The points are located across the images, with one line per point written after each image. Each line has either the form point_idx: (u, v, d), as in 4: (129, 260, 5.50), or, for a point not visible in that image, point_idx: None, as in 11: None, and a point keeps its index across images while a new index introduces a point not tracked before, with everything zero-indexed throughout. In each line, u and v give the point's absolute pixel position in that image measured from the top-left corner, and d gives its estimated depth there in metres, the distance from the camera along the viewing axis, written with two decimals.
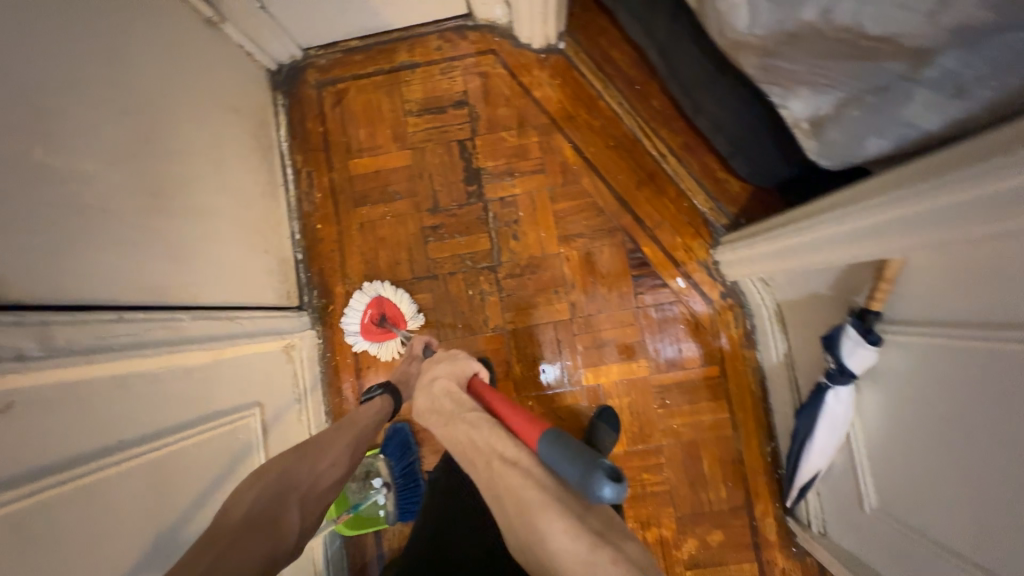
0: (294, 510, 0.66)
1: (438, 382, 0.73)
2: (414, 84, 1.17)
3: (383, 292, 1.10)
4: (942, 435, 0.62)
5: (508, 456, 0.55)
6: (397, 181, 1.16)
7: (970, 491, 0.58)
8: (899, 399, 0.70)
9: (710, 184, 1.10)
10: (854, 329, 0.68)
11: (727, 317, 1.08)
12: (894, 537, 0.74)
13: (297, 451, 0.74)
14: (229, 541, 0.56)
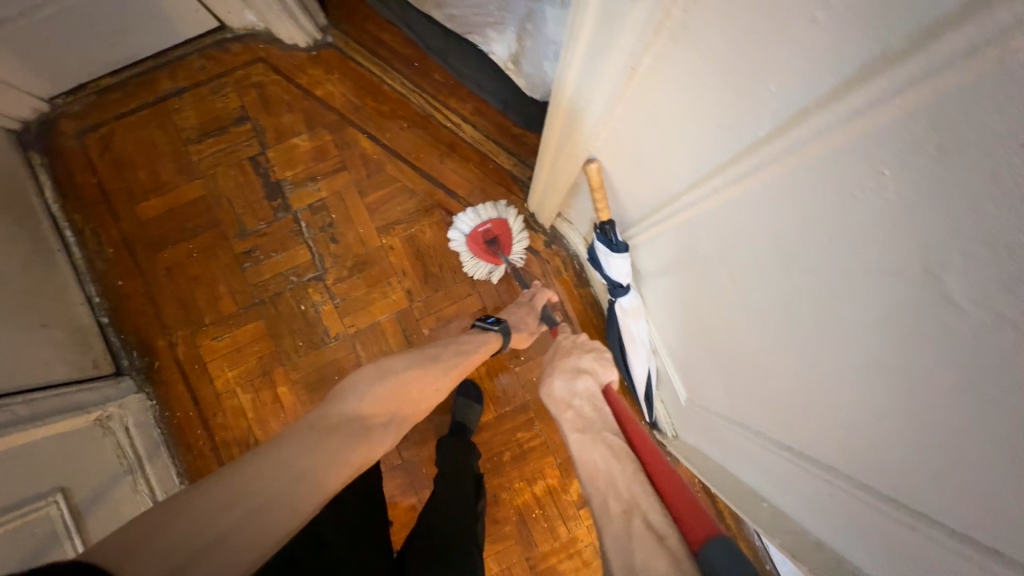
0: (391, 425, 0.67)
1: (577, 384, 0.81)
2: (186, 109, 1.10)
3: (507, 215, 1.05)
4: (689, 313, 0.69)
5: (658, 524, 0.53)
6: (195, 215, 1.09)
7: (740, 360, 0.58)
8: (661, 293, 0.77)
9: (508, 142, 1.12)
10: (601, 242, 0.72)
11: (556, 263, 1.12)
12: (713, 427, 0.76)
13: (414, 366, 0.75)
14: (339, 437, 0.59)
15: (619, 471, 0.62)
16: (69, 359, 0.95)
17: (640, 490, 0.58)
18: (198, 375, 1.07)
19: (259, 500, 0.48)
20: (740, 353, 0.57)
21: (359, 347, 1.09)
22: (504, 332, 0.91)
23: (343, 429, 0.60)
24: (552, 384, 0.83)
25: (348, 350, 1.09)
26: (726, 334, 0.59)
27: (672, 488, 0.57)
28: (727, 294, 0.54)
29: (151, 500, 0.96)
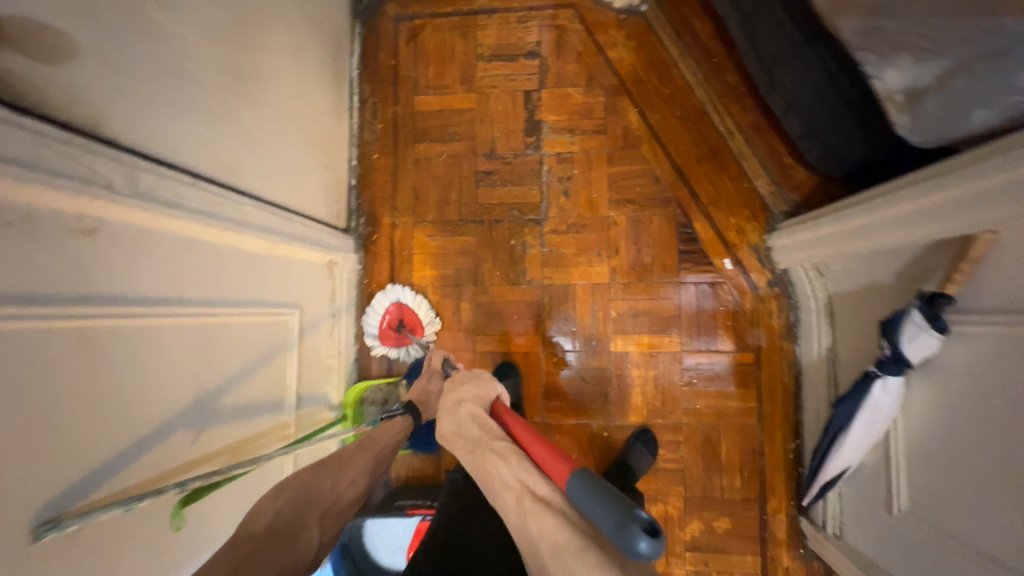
0: (312, 527, 0.62)
1: (460, 412, 0.75)
2: (490, 28, 1.17)
3: (401, 299, 1.11)
4: (974, 439, 0.63)
5: (545, 497, 0.59)
6: (458, 123, 1.17)
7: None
8: (936, 397, 0.70)
9: (775, 169, 1.07)
10: (921, 313, 0.65)
11: (770, 306, 1.05)
12: (918, 540, 0.73)
13: (321, 463, 0.68)
14: (244, 561, 0.53)
15: (505, 466, 0.64)
16: (327, 204, 1.07)
17: (524, 476, 0.62)
18: (402, 261, 1.16)
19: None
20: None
21: (547, 300, 1.11)
22: (411, 412, 0.86)
23: (251, 546, 0.55)
24: (440, 425, 0.75)
25: (534, 298, 1.12)
26: None
27: (547, 459, 0.61)
28: None
29: (337, 346, 1.07)
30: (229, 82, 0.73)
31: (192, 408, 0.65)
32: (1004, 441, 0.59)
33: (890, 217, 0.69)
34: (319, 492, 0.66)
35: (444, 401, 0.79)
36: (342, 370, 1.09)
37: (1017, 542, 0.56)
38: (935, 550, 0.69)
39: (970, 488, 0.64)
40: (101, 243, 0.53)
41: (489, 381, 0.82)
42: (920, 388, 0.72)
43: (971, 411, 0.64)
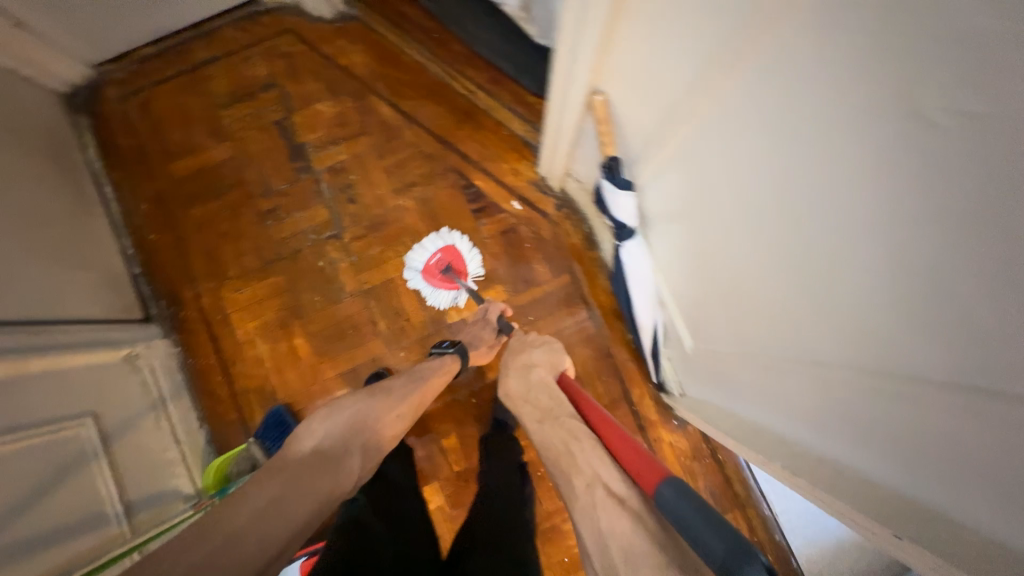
0: (357, 452, 0.74)
1: (529, 377, 0.90)
2: (219, 77, 1.17)
3: (453, 242, 1.10)
4: (698, 259, 0.70)
5: (617, 493, 0.61)
6: (224, 174, 1.15)
7: (795, 282, 0.49)
8: (666, 238, 0.78)
9: (522, 108, 1.16)
10: (608, 181, 0.74)
11: (566, 226, 1.14)
12: (747, 382, 0.68)
13: (371, 395, 0.82)
14: (291, 476, 0.66)
15: (580, 450, 0.71)
16: (103, 301, 1.01)
17: (601, 470, 0.66)
18: (221, 326, 1.12)
19: (231, 529, 0.56)
20: (755, 293, 0.58)
21: (374, 302, 1.13)
22: (461, 352, 0.96)
23: (303, 463, 0.68)
24: (509, 384, 0.92)
25: (363, 306, 1.13)
26: (800, 261, 0.47)
27: (641, 462, 0.63)
28: (816, 197, 0.42)
29: (172, 435, 1.01)
30: None
31: None
32: (752, 238, 0.54)
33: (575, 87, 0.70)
34: (374, 418, 0.79)
35: (515, 357, 0.95)
36: (191, 456, 1.03)
37: (805, 332, 0.51)
38: (718, 368, 0.76)
39: (753, 305, 0.59)
40: None
41: (557, 356, 0.96)
42: (659, 236, 0.80)
43: (719, 231, 0.61)
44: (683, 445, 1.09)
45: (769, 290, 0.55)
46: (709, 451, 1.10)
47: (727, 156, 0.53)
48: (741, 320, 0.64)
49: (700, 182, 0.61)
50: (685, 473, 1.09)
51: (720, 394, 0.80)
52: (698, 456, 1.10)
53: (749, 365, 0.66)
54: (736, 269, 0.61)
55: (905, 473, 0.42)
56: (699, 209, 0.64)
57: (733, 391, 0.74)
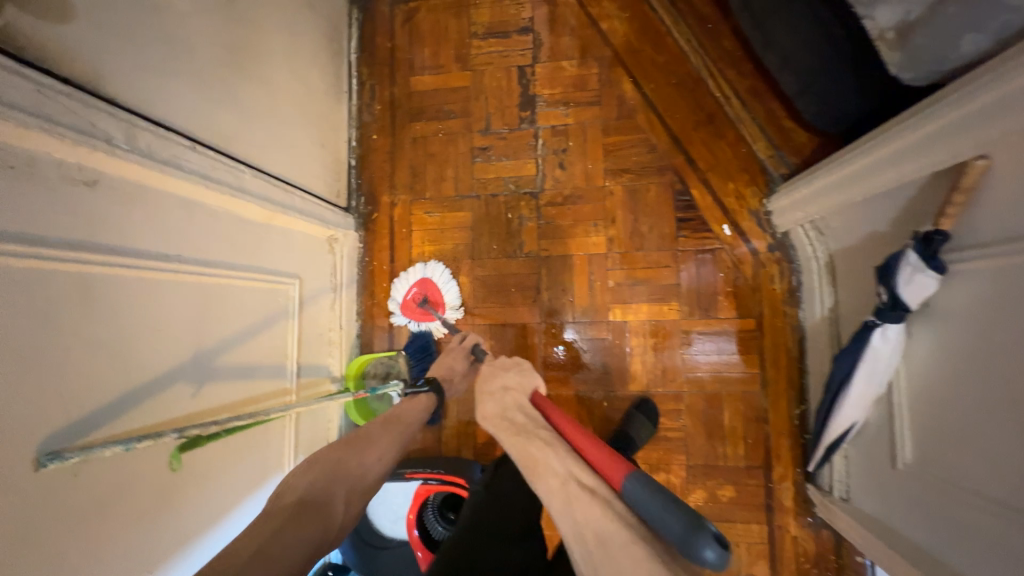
0: (340, 500, 0.60)
1: (503, 399, 0.74)
2: (482, 7, 1.18)
3: (428, 275, 1.12)
4: (979, 387, 0.60)
5: (592, 488, 0.54)
6: (453, 100, 1.18)
7: None
8: (937, 345, 0.67)
9: (773, 131, 1.05)
10: (916, 253, 0.64)
11: (772, 271, 1.03)
12: (942, 509, 0.66)
13: (350, 440, 0.68)
14: (268, 532, 0.51)
15: (547, 449, 0.61)
16: (325, 182, 1.10)
17: (565, 463, 0.58)
18: (402, 238, 1.18)
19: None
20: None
21: (544, 271, 1.11)
22: (433, 390, 0.84)
23: (273, 521, 0.54)
24: (484, 406, 0.75)
25: (532, 270, 1.12)
26: None
27: (597, 455, 0.58)
28: None
29: (338, 320, 1.10)
30: (221, 55, 0.76)
31: (191, 364, 0.68)
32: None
33: (878, 158, 0.69)
34: (349, 466, 0.65)
35: (483, 386, 0.78)
36: (345, 343, 1.11)
37: None
38: (941, 509, 0.66)
39: (997, 448, 0.57)
40: (101, 195, 0.56)
41: (533, 376, 0.80)
42: (928, 340, 0.69)
43: (981, 362, 0.60)
44: (808, 547, 0.98)
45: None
46: (835, 566, 0.97)
47: None
48: (1019, 483, 0.54)
49: (991, 313, 0.58)
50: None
51: (922, 532, 0.70)
52: (820, 565, 0.98)
53: (1003, 531, 0.56)
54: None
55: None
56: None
57: (952, 540, 0.64)
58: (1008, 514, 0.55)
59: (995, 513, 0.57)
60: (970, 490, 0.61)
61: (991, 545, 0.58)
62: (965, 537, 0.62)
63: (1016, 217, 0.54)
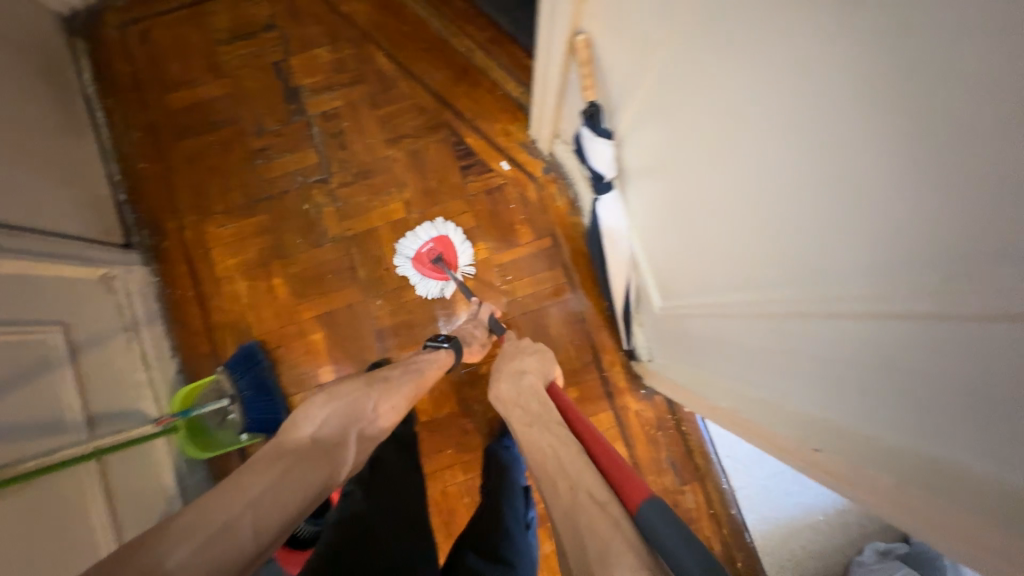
0: (352, 441, 0.69)
1: (527, 377, 0.81)
2: (220, 13, 1.17)
3: (447, 233, 1.11)
4: (671, 211, 0.69)
5: (600, 501, 0.50)
6: (216, 110, 1.15)
7: (738, 242, 0.53)
8: (643, 194, 0.78)
9: (517, 71, 1.16)
10: (588, 128, 0.75)
11: (553, 191, 1.14)
12: (706, 340, 0.72)
13: (367, 383, 0.76)
14: (291, 465, 0.61)
15: (564, 457, 0.59)
16: (85, 221, 1.01)
17: (582, 472, 0.55)
18: (202, 259, 1.12)
19: (221, 522, 0.52)
20: (721, 241, 0.57)
21: (355, 249, 1.13)
22: (455, 348, 0.92)
23: (291, 455, 0.62)
24: (500, 386, 0.81)
25: (344, 252, 1.13)
26: (737, 223, 0.51)
27: (620, 467, 0.55)
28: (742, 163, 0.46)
29: (143, 360, 1.01)
30: None
31: None
32: (702, 201, 0.59)
33: (548, 54, 0.78)
34: (365, 408, 0.73)
35: (508, 363, 0.87)
36: (160, 382, 1.04)
37: (747, 288, 0.54)
38: (696, 330, 0.74)
39: (708, 265, 0.64)
40: None
41: (549, 366, 0.87)
42: (638, 193, 0.79)
43: (673, 197, 0.67)
44: (650, 415, 1.10)
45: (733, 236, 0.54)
46: (674, 422, 1.10)
47: (673, 125, 0.59)
48: (715, 273, 0.62)
49: (664, 151, 0.64)
50: (648, 442, 1.10)
51: (700, 359, 0.78)
52: (662, 426, 1.10)
53: (723, 322, 0.63)
54: (703, 218, 0.60)
55: (879, 415, 0.40)
56: (669, 158, 0.63)
57: (711, 351, 0.72)
58: (720, 305, 0.63)
59: (715, 308, 0.65)
60: (700, 302, 0.70)
61: (724, 339, 0.65)
62: (716, 343, 0.69)
63: (623, 68, 0.65)
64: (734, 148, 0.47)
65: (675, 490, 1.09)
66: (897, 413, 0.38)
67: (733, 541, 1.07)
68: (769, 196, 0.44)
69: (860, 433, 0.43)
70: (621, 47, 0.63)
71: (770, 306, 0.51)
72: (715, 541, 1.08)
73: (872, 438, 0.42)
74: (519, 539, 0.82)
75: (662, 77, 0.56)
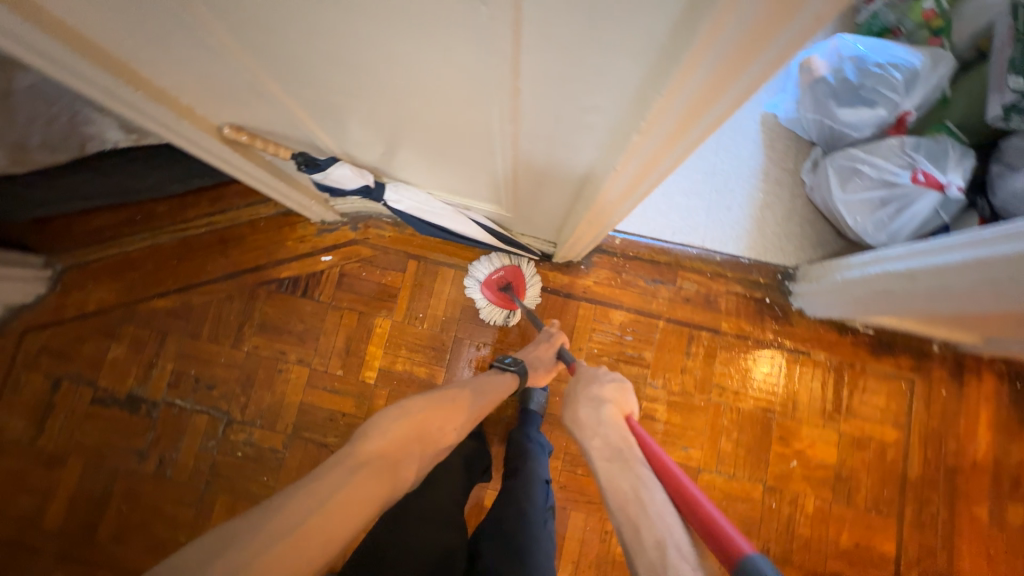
0: (416, 461, 0.65)
1: (601, 411, 0.71)
2: (8, 422, 1.09)
3: (518, 264, 1.10)
4: (418, 140, 0.71)
5: (689, 559, 0.48)
6: (95, 481, 1.08)
7: (457, 108, 0.57)
8: (405, 160, 0.80)
9: (256, 196, 1.16)
10: (315, 173, 0.78)
11: (373, 233, 1.16)
12: (549, 191, 0.75)
13: (434, 400, 0.73)
14: (363, 476, 0.55)
15: (648, 503, 0.55)
16: None
17: (659, 521, 0.52)
18: None
19: (295, 529, 0.47)
20: (449, 113, 0.59)
21: (307, 432, 1.10)
22: (519, 372, 0.90)
23: (369, 465, 0.57)
24: (576, 410, 0.73)
25: (302, 444, 1.09)
26: (438, 99, 0.56)
27: (698, 512, 0.52)
28: (382, 65, 0.51)
29: None
30: None
31: None
32: (418, 117, 0.63)
33: (239, 166, 0.80)
34: (432, 424, 0.70)
35: (584, 387, 0.77)
36: None
37: (500, 128, 0.59)
38: (536, 185, 0.74)
39: (479, 147, 0.67)
40: None
41: (630, 395, 0.77)
42: (398, 162, 0.81)
43: (412, 136, 0.70)
44: (605, 273, 1.16)
45: (443, 98, 0.56)
46: (623, 257, 1.16)
47: (340, 100, 0.63)
48: (479, 137, 0.64)
49: (366, 120, 0.68)
50: (626, 289, 1.15)
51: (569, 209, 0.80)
52: (620, 269, 1.16)
53: (525, 156, 0.64)
54: (428, 118, 0.63)
55: (619, 70, 0.41)
56: (363, 113, 0.65)
57: (557, 187, 0.72)
58: (511, 151, 0.64)
59: (511, 156, 0.66)
60: (506, 166, 0.70)
61: (543, 168, 0.66)
62: (550, 179, 0.69)
63: (274, 116, 0.68)
64: (368, 64, 0.52)
65: (676, 292, 1.15)
66: (610, 49, 0.38)
67: (742, 272, 1.16)
68: (405, 45, 0.47)
69: (636, 98, 0.43)
70: (253, 105, 0.66)
71: (510, 103, 0.52)
72: (735, 287, 1.16)
73: (636, 81, 0.41)
74: (537, 530, 0.75)
75: (282, 77, 0.59)
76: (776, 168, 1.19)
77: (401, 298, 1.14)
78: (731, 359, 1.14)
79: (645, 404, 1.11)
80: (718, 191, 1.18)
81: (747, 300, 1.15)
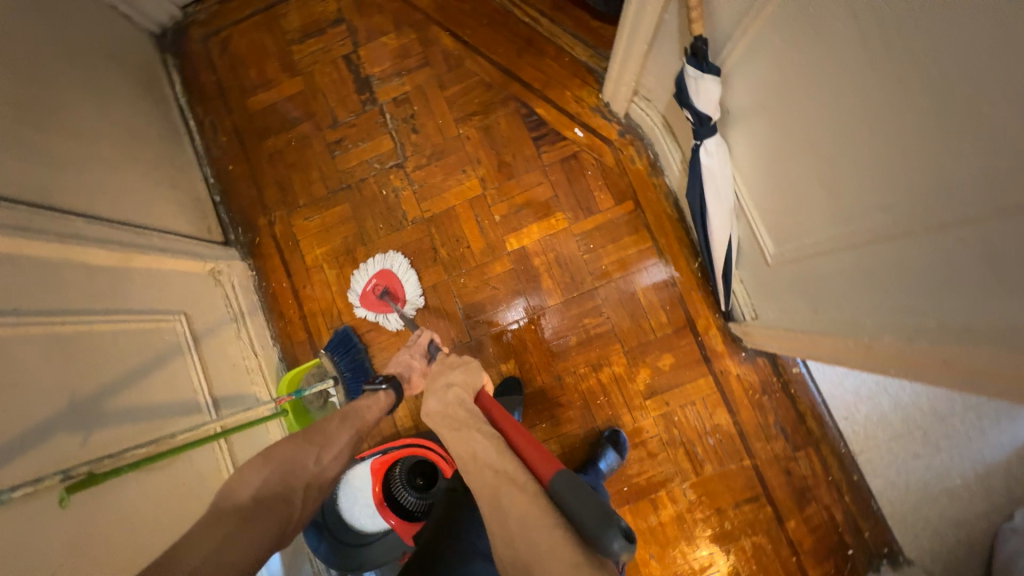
0: (297, 502, 0.62)
1: (447, 390, 0.66)
2: (291, 14, 1.22)
3: (388, 266, 1.11)
4: (843, 122, 0.55)
5: (517, 479, 0.49)
6: (295, 107, 1.19)
7: (903, 157, 0.49)
8: (761, 134, 0.73)
9: (585, 35, 1.13)
10: (692, 67, 0.70)
11: (630, 153, 1.11)
12: (843, 283, 0.67)
13: (301, 437, 0.66)
14: (218, 541, 0.54)
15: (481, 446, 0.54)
16: (189, 221, 1.08)
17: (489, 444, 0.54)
18: (292, 251, 1.16)
19: None
20: (945, 129, 0.43)
21: (434, 230, 1.14)
22: (395, 386, 0.79)
23: (217, 529, 0.56)
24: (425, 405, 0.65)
25: (423, 234, 1.14)
26: (900, 136, 0.49)
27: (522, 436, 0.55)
28: (905, 69, 0.45)
29: (250, 347, 1.06)
30: (15, 124, 0.76)
31: (71, 412, 0.66)
32: (846, 126, 0.56)
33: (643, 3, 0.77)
34: (298, 464, 0.64)
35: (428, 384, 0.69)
36: (267, 370, 1.08)
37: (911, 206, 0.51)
38: (893, 278, 0.57)
39: (848, 195, 0.60)
40: None
41: (478, 373, 0.69)
42: (779, 118, 0.66)
43: (803, 132, 0.63)
44: (752, 378, 1.05)
45: (971, 110, 0.40)
46: (780, 385, 1.04)
47: (809, 42, 0.55)
48: (896, 183, 0.51)
49: (795, 78, 0.60)
50: (753, 407, 1.04)
51: (828, 304, 0.72)
52: (767, 389, 1.04)
53: (947, 245, 0.47)
54: (854, 137, 0.55)
55: None
56: (808, 75, 0.58)
57: (874, 296, 0.61)
58: (938, 221, 0.47)
59: (913, 227, 0.51)
60: (893, 227, 0.54)
61: (951, 269, 0.48)
62: (931, 284, 0.52)
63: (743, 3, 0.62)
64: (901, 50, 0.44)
65: (787, 457, 1.03)
66: None
67: (856, 509, 1.01)
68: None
69: None
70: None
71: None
72: (835, 510, 1.01)
73: None
74: None
75: None
76: (1001, 479, 0.94)
77: (592, 219, 1.11)
78: (765, 553, 1.01)
79: (664, 494, 1.04)
80: (922, 432, 0.97)
81: (832, 530, 1.01)
